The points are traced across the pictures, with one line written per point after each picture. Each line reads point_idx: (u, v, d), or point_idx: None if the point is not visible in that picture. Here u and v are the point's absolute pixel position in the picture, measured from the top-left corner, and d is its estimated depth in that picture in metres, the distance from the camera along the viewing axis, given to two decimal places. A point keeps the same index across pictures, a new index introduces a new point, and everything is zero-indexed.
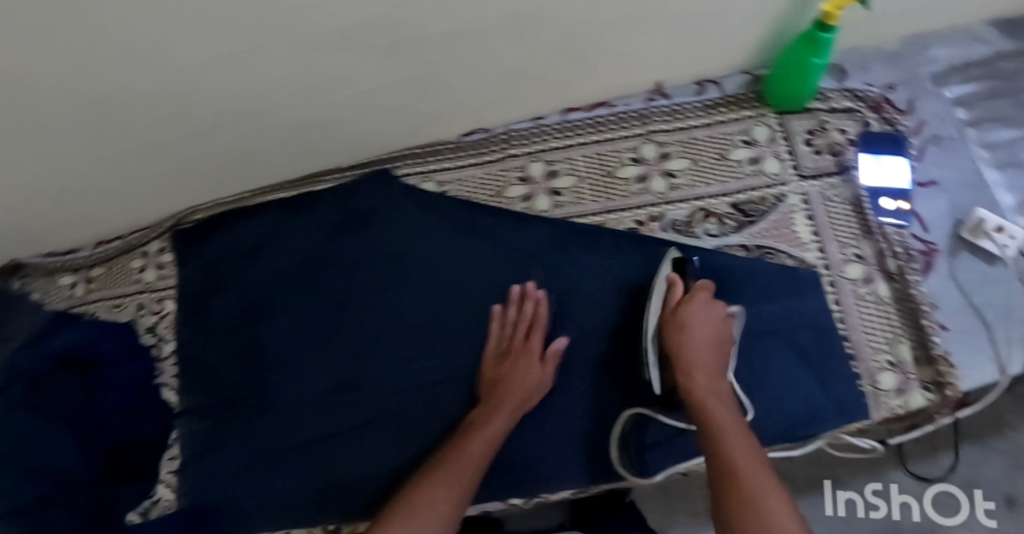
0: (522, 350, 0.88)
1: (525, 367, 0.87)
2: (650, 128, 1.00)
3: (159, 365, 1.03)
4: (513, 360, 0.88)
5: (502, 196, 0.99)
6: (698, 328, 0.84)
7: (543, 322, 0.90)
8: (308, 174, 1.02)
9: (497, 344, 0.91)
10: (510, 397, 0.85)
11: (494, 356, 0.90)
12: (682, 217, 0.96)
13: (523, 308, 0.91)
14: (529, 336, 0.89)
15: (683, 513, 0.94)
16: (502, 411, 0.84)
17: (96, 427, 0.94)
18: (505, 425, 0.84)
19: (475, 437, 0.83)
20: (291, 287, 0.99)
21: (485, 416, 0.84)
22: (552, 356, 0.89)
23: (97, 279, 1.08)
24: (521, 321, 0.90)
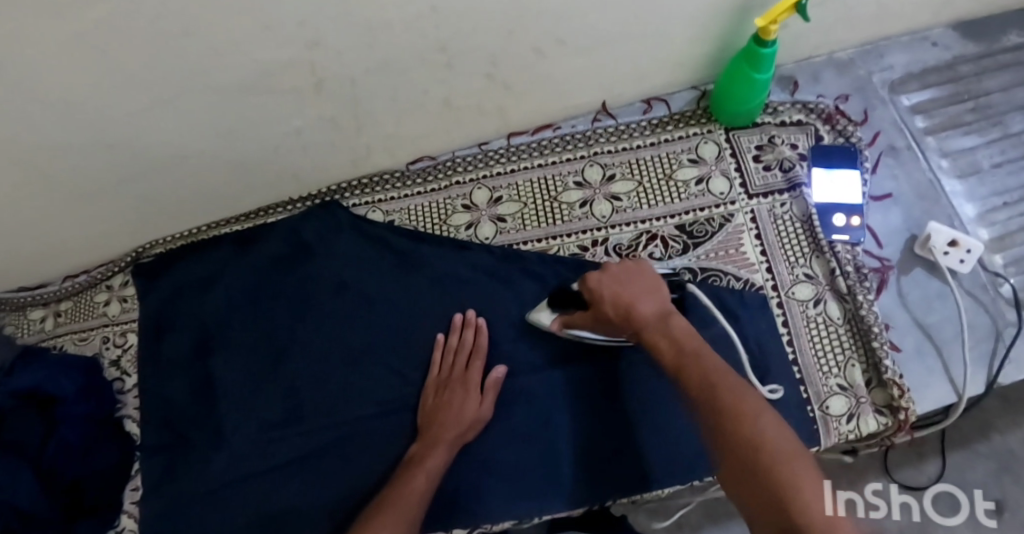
0: (461, 382, 0.89)
1: (463, 399, 0.87)
2: (594, 150, 0.99)
3: (122, 398, 1.05)
4: (452, 392, 0.88)
5: (447, 224, 1.00)
6: (617, 309, 0.79)
7: (484, 351, 0.90)
8: (259, 208, 1.07)
9: (438, 374, 0.91)
10: (448, 430, 0.86)
11: (434, 387, 0.90)
12: (626, 241, 0.94)
13: (464, 337, 0.91)
14: (469, 365, 0.90)
15: (660, 526, 0.99)
16: (442, 444, 0.85)
17: (57, 463, 0.95)
18: (444, 457, 0.84)
19: (416, 470, 0.83)
20: (241, 319, 1.01)
21: (425, 450, 0.85)
22: (492, 386, 0.89)
23: (64, 314, 1.12)
24: (461, 351, 0.91)
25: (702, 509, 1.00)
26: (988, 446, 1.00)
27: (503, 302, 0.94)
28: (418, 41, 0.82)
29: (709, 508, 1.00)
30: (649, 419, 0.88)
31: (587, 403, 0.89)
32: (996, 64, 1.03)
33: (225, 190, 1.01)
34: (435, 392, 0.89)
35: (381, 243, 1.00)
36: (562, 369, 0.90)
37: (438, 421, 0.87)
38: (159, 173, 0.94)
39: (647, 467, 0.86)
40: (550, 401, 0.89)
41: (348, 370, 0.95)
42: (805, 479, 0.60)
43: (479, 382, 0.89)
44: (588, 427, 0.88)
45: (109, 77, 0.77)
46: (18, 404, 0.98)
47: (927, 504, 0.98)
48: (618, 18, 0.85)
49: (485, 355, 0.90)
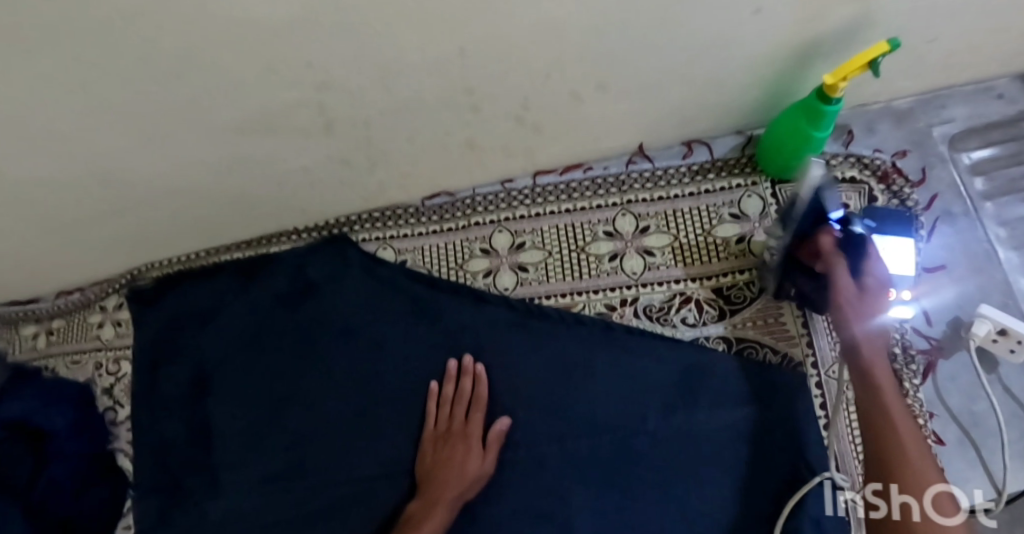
0: (462, 435, 0.84)
1: (464, 454, 0.83)
2: (627, 197, 0.90)
3: (115, 431, 1.01)
4: (454, 446, 0.83)
5: (463, 270, 0.92)
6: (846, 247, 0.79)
7: (484, 401, 0.85)
8: (262, 236, 0.99)
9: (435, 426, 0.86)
10: (451, 487, 0.81)
11: (433, 439, 0.85)
12: (657, 303, 0.87)
13: (461, 385, 0.86)
14: (469, 416, 0.85)
15: None
16: (444, 504, 0.80)
17: (44, 501, 0.90)
18: (444, 521, 0.79)
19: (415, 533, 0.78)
20: (244, 360, 0.96)
21: (423, 509, 0.80)
22: (494, 441, 0.84)
23: (58, 331, 1.07)
24: (459, 400, 0.86)
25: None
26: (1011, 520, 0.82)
27: (520, 364, 0.87)
28: (442, 85, 0.74)
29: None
30: (669, 505, 0.80)
31: (601, 484, 0.82)
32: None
33: (224, 222, 0.94)
34: (435, 444, 0.84)
35: (390, 286, 0.92)
36: (693, 376, 0.84)
37: (439, 476, 0.82)
38: (155, 205, 0.88)
39: None
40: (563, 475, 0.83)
41: (351, 424, 0.90)
42: (898, 489, 0.68)
43: (481, 436, 0.84)
44: (604, 512, 0.81)
45: (101, 110, 0.70)
46: (10, 434, 0.93)
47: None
48: (663, 64, 0.76)
49: (487, 404, 0.86)
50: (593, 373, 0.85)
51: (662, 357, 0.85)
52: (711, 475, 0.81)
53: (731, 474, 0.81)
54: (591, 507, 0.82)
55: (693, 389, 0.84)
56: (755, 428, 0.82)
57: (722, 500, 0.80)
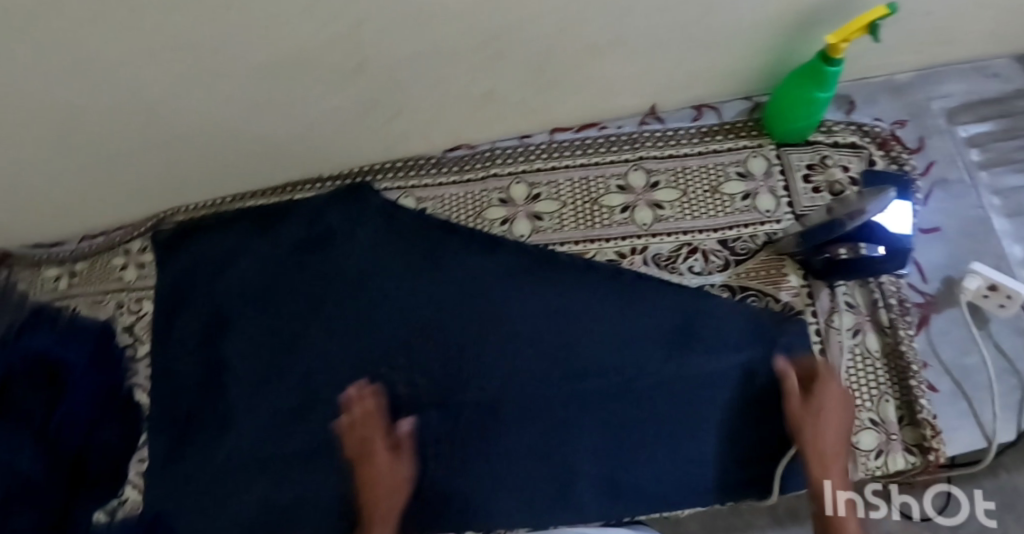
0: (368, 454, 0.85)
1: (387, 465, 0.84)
2: (640, 153, 0.95)
3: (134, 366, 1.04)
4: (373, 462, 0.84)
5: (481, 217, 0.95)
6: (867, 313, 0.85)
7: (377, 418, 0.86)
8: (287, 184, 1.03)
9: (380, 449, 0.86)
10: (384, 506, 0.81)
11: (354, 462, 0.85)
12: (666, 252, 0.91)
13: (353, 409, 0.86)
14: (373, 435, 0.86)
15: None
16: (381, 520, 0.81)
17: (58, 432, 0.95)
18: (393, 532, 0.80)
19: None
20: (259, 301, 0.98)
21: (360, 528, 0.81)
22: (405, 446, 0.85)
23: (81, 273, 1.11)
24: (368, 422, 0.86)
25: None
26: (993, 482, 0.88)
27: (531, 307, 0.90)
28: (467, 32, 0.78)
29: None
30: (667, 442, 0.85)
31: (605, 424, 0.87)
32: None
33: (250, 165, 0.98)
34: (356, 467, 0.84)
35: (409, 232, 0.96)
36: (695, 324, 0.88)
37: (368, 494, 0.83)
38: (185, 144, 0.92)
39: (661, 491, 0.85)
40: (568, 412, 0.87)
41: (365, 365, 0.93)
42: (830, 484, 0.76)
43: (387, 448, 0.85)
44: (607, 448, 0.86)
45: (142, 43, 0.74)
46: (31, 367, 0.99)
47: (927, 504, 0.88)
48: (677, 24, 0.81)
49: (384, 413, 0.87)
50: (601, 319, 0.89)
51: (668, 302, 0.89)
52: (708, 416, 0.86)
53: (722, 416, 0.85)
54: (593, 445, 0.86)
55: (690, 332, 0.87)
56: (753, 372, 0.86)
57: (712, 437, 0.85)
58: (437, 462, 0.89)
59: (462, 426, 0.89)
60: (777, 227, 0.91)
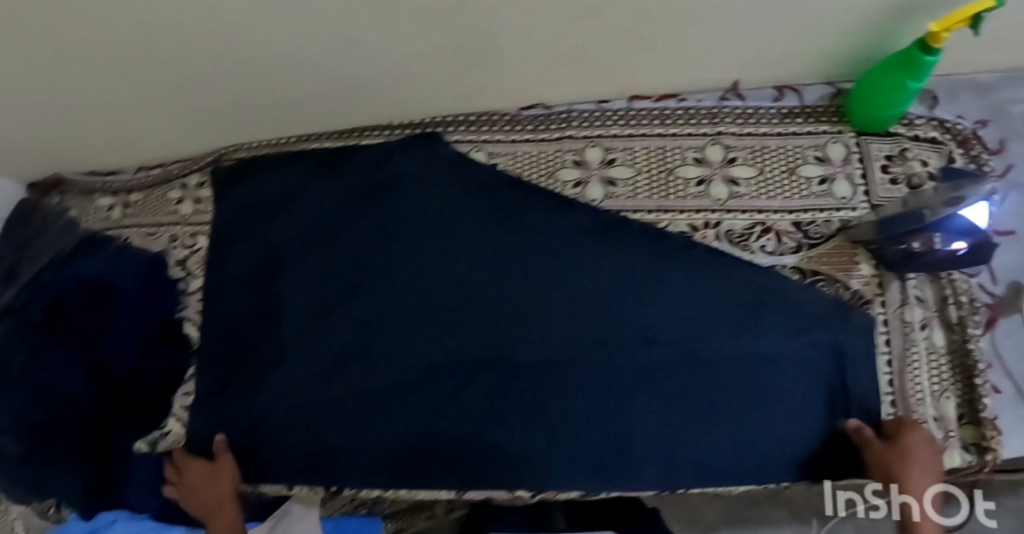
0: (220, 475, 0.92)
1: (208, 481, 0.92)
2: (718, 128, 0.94)
3: (184, 300, 1.01)
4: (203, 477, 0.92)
5: (553, 178, 0.93)
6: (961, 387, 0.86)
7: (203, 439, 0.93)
8: (355, 128, 1.01)
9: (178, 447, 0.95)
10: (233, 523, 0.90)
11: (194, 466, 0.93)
12: (739, 228, 0.90)
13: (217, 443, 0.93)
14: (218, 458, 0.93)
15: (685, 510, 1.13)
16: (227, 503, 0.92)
17: (107, 356, 0.98)
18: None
19: None
20: (318, 241, 0.96)
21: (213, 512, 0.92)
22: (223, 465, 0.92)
23: (134, 205, 1.09)
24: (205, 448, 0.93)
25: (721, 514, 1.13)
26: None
27: (599, 272, 0.89)
28: None
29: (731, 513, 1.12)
30: (725, 420, 0.85)
31: (665, 397, 0.86)
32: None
33: (321, 105, 0.96)
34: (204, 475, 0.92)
35: (478, 186, 0.94)
36: (763, 303, 0.87)
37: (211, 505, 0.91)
38: (258, 77, 0.91)
39: (712, 467, 0.85)
40: (629, 379, 0.86)
41: (424, 316, 0.91)
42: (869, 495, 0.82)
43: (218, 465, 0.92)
44: (665, 419, 0.86)
45: None
46: (81, 290, 1.00)
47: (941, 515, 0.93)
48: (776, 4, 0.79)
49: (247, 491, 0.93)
50: (668, 292, 0.87)
51: (738, 278, 0.88)
52: (767, 395, 0.86)
53: (780, 399, 0.86)
54: (652, 417, 0.86)
55: (759, 313, 0.87)
56: (819, 353, 0.86)
57: (769, 416, 0.86)
58: (492, 418, 0.87)
59: (520, 384, 0.87)
60: (850, 214, 0.90)
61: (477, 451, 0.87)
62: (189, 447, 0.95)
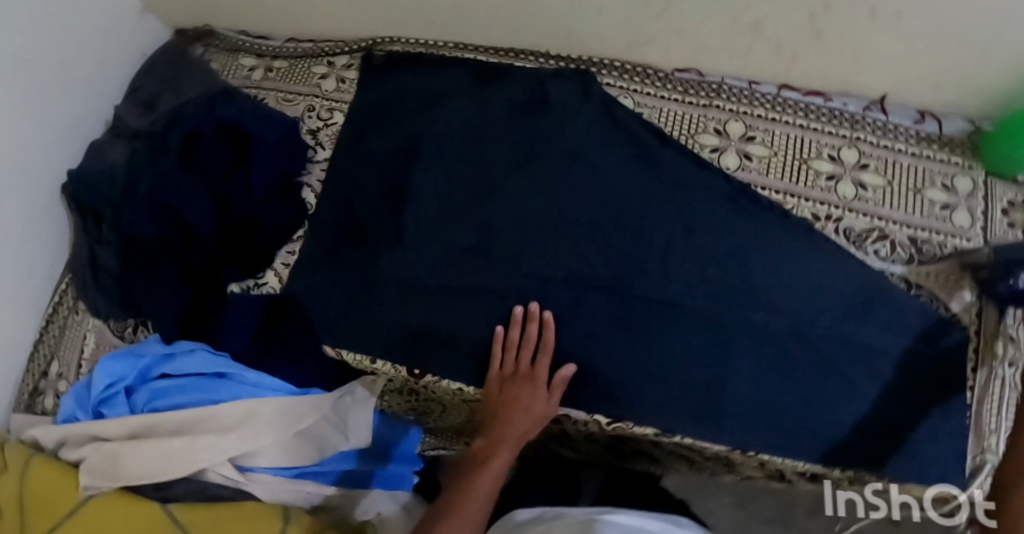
0: (528, 379, 0.92)
1: (530, 394, 0.92)
2: (857, 135, 0.97)
3: (308, 168, 1.06)
4: (519, 390, 0.92)
5: (694, 139, 0.98)
6: None
7: (551, 349, 0.92)
8: (512, 49, 1.06)
9: (501, 367, 0.93)
10: (514, 428, 0.92)
11: (498, 378, 0.93)
12: (858, 229, 0.93)
13: (528, 330, 0.92)
14: (535, 361, 0.93)
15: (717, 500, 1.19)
16: (509, 443, 0.92)
17: (229, 196, 1.01)
18: (509, 457, 0.92)
19: (482, 469, 0.91)
20: (457, 139, 1.00)
21: (494, 446, 0.92)
22: (558, 384, 0.92)
23: (276, 70, 1.13)
24: (526, 344, 0.92)
25: (734, 518, 1.19)
26: None
27: (722, 232, 0.92)
28: None
29: (745, 517, 1.19)
30: (803, 398, 0.89)
31: (754, 367, 0.90)
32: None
33: (491, 16, 1.02)
34: (501, 386, 0.93)
35: (622, 126, 0.97)
36: (873, 299, 0.90)
37: (506, 417, 0.92)
38: None
39: (774, 437, 0.90)
40: (728, 334, 0.90)
41: (547, 233, 0.95)
42: None
43: (546, 379, 0.92)
44: (755, 384, 0.90)
45: None
46: (221, 130, 1.04)
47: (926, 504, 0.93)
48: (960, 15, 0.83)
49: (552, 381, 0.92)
50: (779, 271, 0.91)
51: (854, 270, 0.91)
52: (852, 386, 0.89)
53: (862, 394, 0.89)
54: (738, 384, 0.90)
55: (864, 312, 0.90)
56: (914, 363, 0.89)
57: (850, 407, 0.89)
58: (595, 338, 0.93)
59: (623, 315, 0.92)
60: (963, 243, 0.92)
61: (567, 364, 0.93)
62: (297, 297, 0.98)
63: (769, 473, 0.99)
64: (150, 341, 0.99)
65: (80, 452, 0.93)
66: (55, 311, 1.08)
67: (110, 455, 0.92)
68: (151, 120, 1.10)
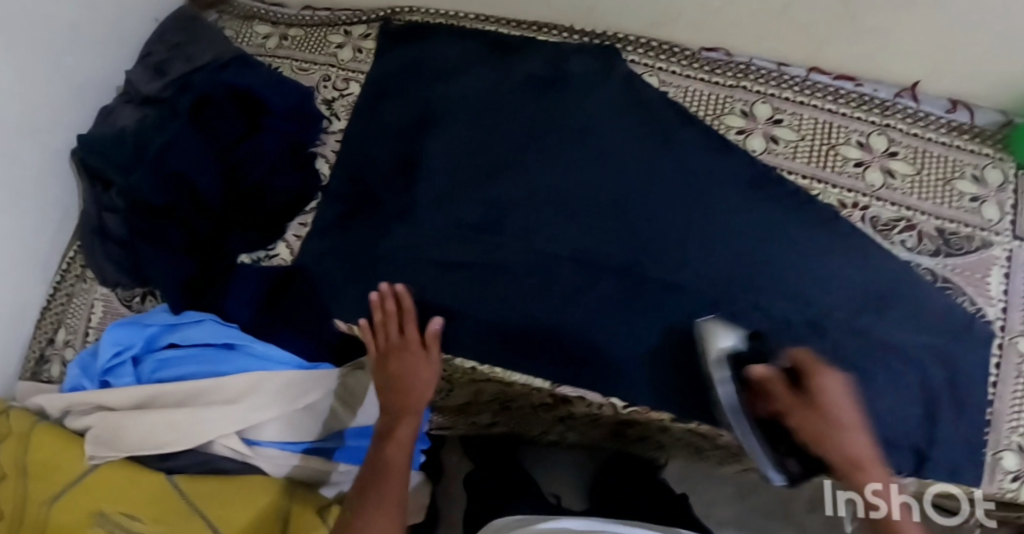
0: (402, 347, 0.89)
1: (410, 362, 0.88)
2: (887, 121, 0.95)
3: (323, 138, 1.04)
4: (398, 361, 0.89)
5: (720, 120, 0.95)
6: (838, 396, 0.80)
7: (413, 313, 0.91)
8: (536, 22, 1.02)
9: (376, 347, 0.90)
10: (407, 400, 0.87)
11: (376, 358, 0.90)
12: (885, 218, 0.91)
13: (387, 307, 0.90)
14: (403, 330, 0.90)
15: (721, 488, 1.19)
16: (409, 413, 0.86)
17: (241, 164, 1.00)
18: (414, 426, 0.86)
19: (388, 445, 0.85)
20: (473, 114, 0.98)
21: (392, 421, 0.87)
22: (432, 340, 0.90)
23: (292, 38, 1.10)
24: (392, 319, 0.90)
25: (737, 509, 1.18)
26: None
27: (739, 216, 0.92)
28: None
29: (746, 507, 1.18)
30: (817, 388, 0.87)
31: (769, 355, 0.87)
32: (849, 413, 0.80)
33: None
34: (381, 364, 0.89)
35: (644, 106, 0.96)
36: (888, 290, 0.89)
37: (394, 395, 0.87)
38: None
39: None
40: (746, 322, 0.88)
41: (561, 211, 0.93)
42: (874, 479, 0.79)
43: (418, 341, 0.90)
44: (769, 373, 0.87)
45: None
46: (231, 97, 1.02)
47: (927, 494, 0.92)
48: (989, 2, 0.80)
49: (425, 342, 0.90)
50: (792, 261, 0.90)
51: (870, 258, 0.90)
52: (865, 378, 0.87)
53: (877, 385, 0.87)
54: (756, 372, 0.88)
55: (879, 304, 0.89)
56: (932, 357, 0.87)
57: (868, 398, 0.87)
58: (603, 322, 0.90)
59: (635, 297, 0.90)
60: (993, 239, 0.90)
61: (577, 346, 0.91)
62: (306, 268, 0.96)
63: None
64: (157, 310, 0.97)
65: (85, 421, 0.92)
66: (62, 278, 1.06)
67: (113, 425, 0.90)
68: (160, 84, 1.06)
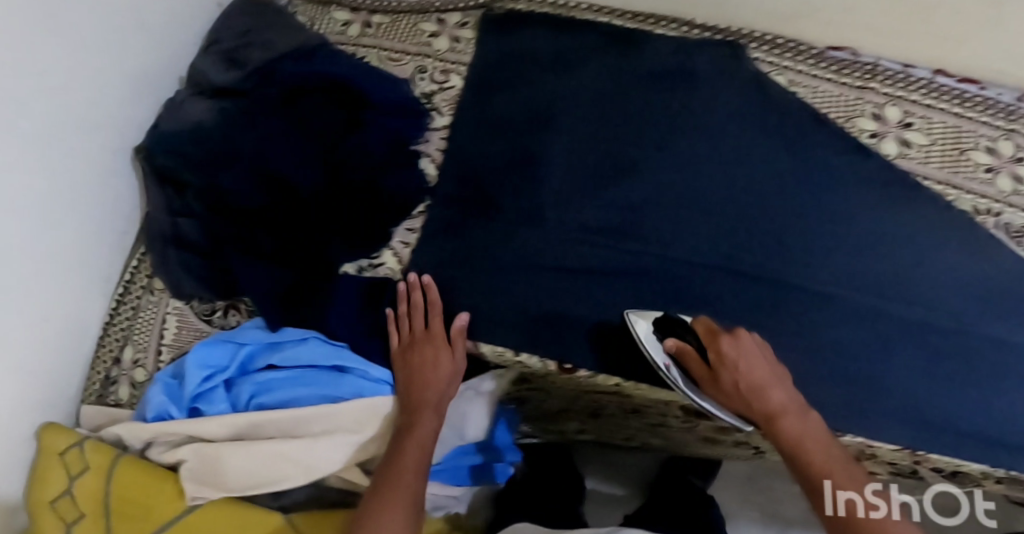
0: (426, 339, 0.85)
1: (433, 354, 0.84)
2: (1016, 125, 0.88)
3: (426, 135, 0.95)
4: (421, 353, 0.85)
5: (850, 122, 0.91)
6: (749, 359, 0.77)
7: (439, 306, 0.86)
8: (649, 14, 0.99)
9: (399, 340, 0.87)
10: (428, 394, 0.83)
11: (399, 352, 0.86)
12: (1019, 224, 0.86)
13: (412, 298, 0.87)
14: (428, 322, 0.86)
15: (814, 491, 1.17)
16: (430, 408, 0.82)
17: (339, 163, 0.91)
18: (434, 424, 0.81)
19: (406, 440, 0.80)
20: (591, 109, 0.93)
21: (411, 418, 0.82)
22: (457, 336, 0.86)
23: (378, 26, 1.01)
24: (416, 311, 0.86)
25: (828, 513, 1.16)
26: None
27: (877, 219, 0.88)
28: None
29: None
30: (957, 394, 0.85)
31: (910, 365, 0.85)
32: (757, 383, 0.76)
33: None
34: (404, 357, 0.85)
35: (771, 106, 0.92)
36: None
37: (413, 392, 0.83)
38: None
39: (941, 437, 0.84)
40: (888, 331, 0.86)
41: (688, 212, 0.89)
42: (833, 485, 0.71)
43: (445, 335, 0.86)
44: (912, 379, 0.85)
45: None
46: (330, 88, 0.94)
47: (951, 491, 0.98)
48: None
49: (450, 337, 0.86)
50: (933, 269, 0.86)
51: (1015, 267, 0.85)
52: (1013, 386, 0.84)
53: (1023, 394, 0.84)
54: (897, 384, 0.85)
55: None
56: None
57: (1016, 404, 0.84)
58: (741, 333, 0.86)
59: (769, 303, 0.87)
60: None
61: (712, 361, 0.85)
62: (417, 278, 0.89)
63: (900, 468, 0.96)
64: (250, 327, 0.88)
65: (176, 454, 0.82)
66: (126, 290, 0.95)
67: (214, 457, 0.80)
68: (239, 75, 0.97)
